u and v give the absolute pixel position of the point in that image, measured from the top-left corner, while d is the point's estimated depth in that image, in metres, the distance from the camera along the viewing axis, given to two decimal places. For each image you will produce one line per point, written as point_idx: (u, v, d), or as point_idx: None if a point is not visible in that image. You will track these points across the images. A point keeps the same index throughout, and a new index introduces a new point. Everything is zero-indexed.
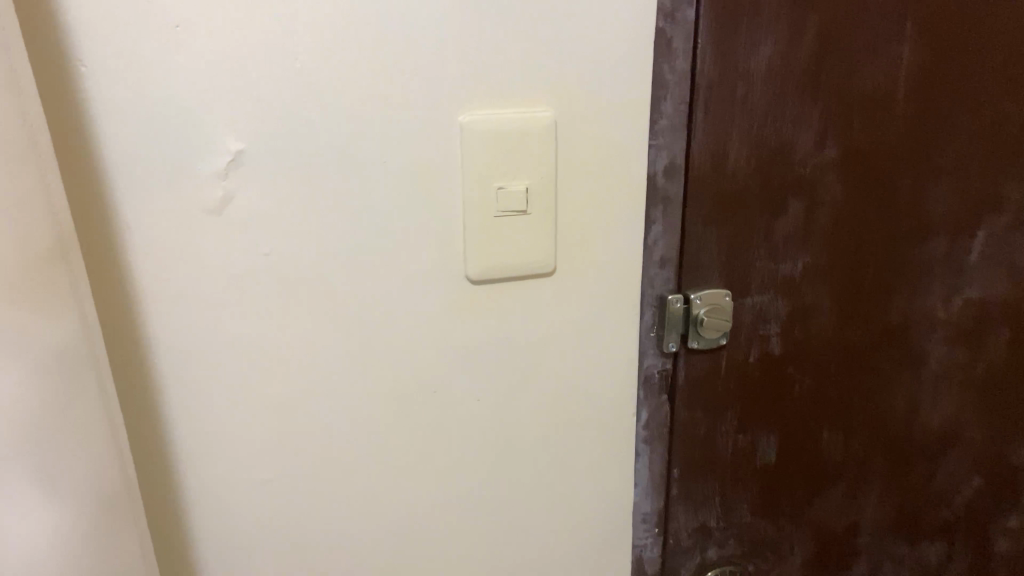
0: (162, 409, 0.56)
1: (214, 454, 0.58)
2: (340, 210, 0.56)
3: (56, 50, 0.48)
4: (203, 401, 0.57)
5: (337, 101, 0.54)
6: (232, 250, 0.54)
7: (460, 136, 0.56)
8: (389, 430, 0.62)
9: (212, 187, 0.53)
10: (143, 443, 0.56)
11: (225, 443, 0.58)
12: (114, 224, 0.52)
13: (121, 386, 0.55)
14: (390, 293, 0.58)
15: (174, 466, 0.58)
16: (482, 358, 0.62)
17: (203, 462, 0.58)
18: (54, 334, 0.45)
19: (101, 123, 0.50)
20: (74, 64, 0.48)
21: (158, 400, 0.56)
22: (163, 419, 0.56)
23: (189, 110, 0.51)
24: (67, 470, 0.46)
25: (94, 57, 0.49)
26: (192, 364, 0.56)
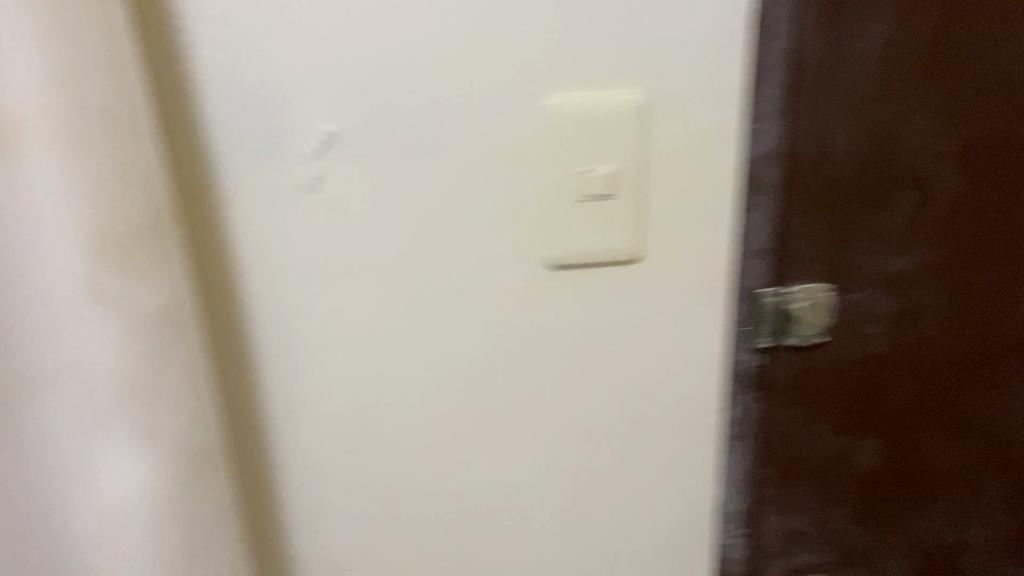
0: (255, 376, 0.59)
1: (300, 422, 0.61)
2: (426, 192, 0.56)
3: (165, 33, 0.51)
4: (292, 371, 0.60)
5: (426, 84, 0.54)
6: (323, 228, 0.56)
7: (546, 120, 0.56)
8: (469, 409, 0.62)
9: (305, 166, 0.55)
10: (237, 407, 0.60)
11: (312, 413, 0.61)
12: (216, 199, 0.55)
13: (218, 352, 0.58)
14: (472, 275, 0.59)
15: (264, 430, 0.61)
16: (563, 343, 0.62)
17: (290, 428, 0.61)
18: (142, 298, 0.49)
19: (204, 103, 0.53)
20: (182, 47, 0.51)
21: (252, 367, 0.59)
22: (256, 385, 0.60)
23: (284, 91, 0.53)
24: (155, 422, 0.51)
25: (200, 40, 0.51)
26: (282, 335, 0.59)
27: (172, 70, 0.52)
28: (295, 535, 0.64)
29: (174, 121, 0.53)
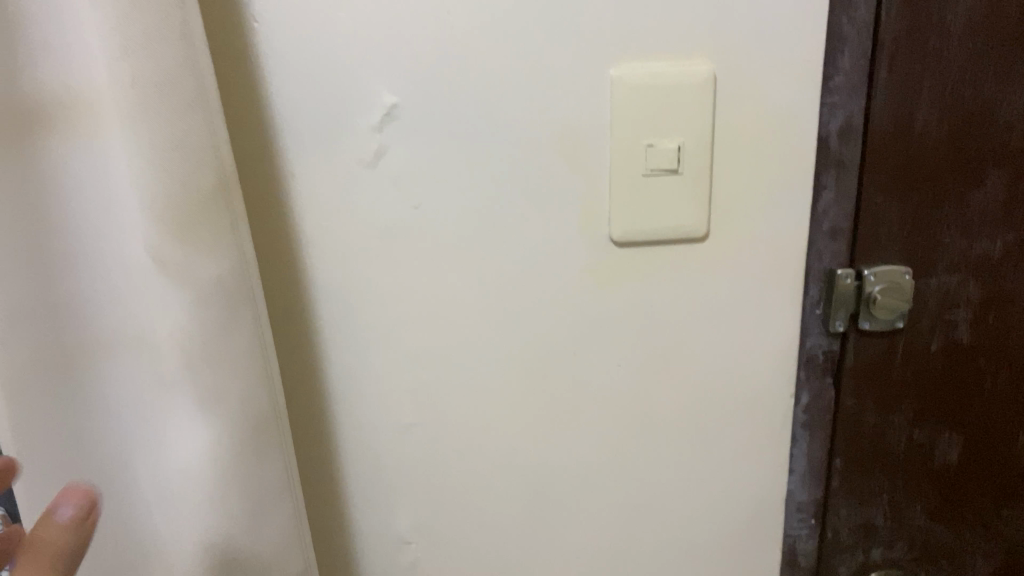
0: (318, 349, 0.60)
1: (361, 396, 0.61)
2: (487, 166, 0.56)
3: (233, 7, 0.52)
4: (354, 345, 0.60)
5: (489, 56, 0.53)
6: (384, 202, 0.56)
7: (610, 92, 0.54)
8: (529, 388, 0.62)
9: (367, 139, 0.55)
10: (301, 378, 0.61)
11: (372, 387, 0.61)
12: (280, 172, 0.56)
13: (281, 324, 0.59)
14: (532, 252, 0.58)
15: (327, 402, 0.62)
16: (626, 324, 0.60)
17: (351, 401, 0.62)
18: (208, 267, 0.50)
19: (268, 77, 0.53)
20: (248, 20, 0.52)
21: (315, 340, 0.60)
22: (319, 358, 0.60)
23: (347, 64, 0.53)
24: (216, 392, 0.52)
25: (266, 13, 0.52)
26: (343, 309, 0.59)
27: (238, 44, 0.53)
28: (356, 508, 0.65)
29: (239, 95, 0.54)
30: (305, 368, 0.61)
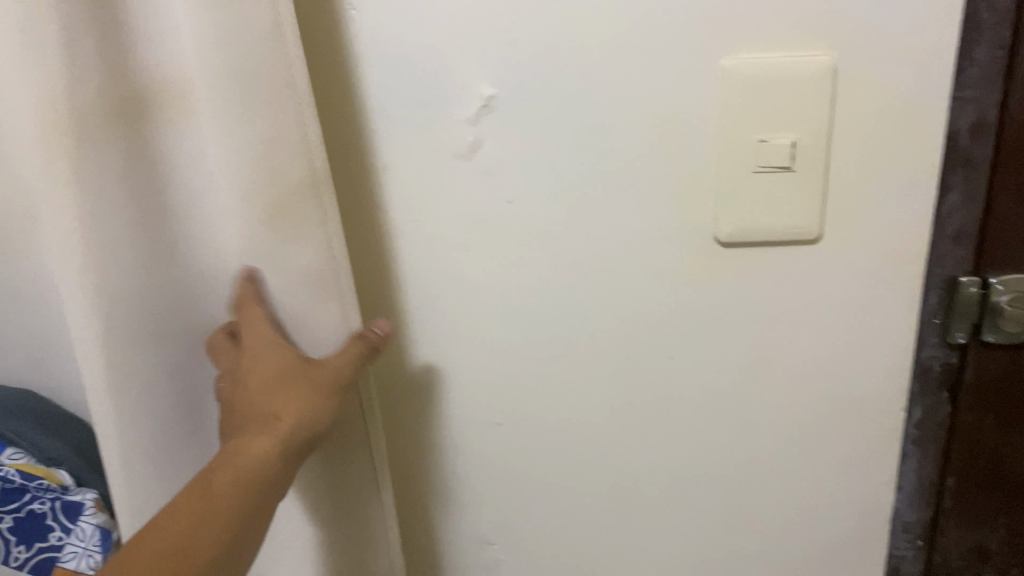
0: (406, 343, 0.59)
1: (448, 393, 0.60)
2: (584, 160, 0.53)
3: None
4: (442, 340, 0.58)
5: (593, 44, 0.51)
6: (477, 195, 0.54)
7: (719, 83, 0.51)
8: (621, 392, 0.59)
9: (461, 131, 0.53)
10: (388, 372, 0.60)
11: (459, 383, 0.60)
12: (372, 163, 0.54)
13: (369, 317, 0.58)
14: (629, 250, 0.55)
15: (412, 398, 0.60)
16: (726, 328, 0.57)
17: (436, 397, 0.60)
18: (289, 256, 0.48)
19: (362, 64, 0.52)
20: (345, 7, 0.51)
21: (403, 334, 0.59)
22: (407, 353, 0.59)
23: (443, 52, 0.51)
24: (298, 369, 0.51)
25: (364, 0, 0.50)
26: (431, 304, 0.58)
27: (334, 32, 0.51)
28: (439, 503, 0.64)
29: (332, 82, 0.52)
30: (392, 363, 0.60)
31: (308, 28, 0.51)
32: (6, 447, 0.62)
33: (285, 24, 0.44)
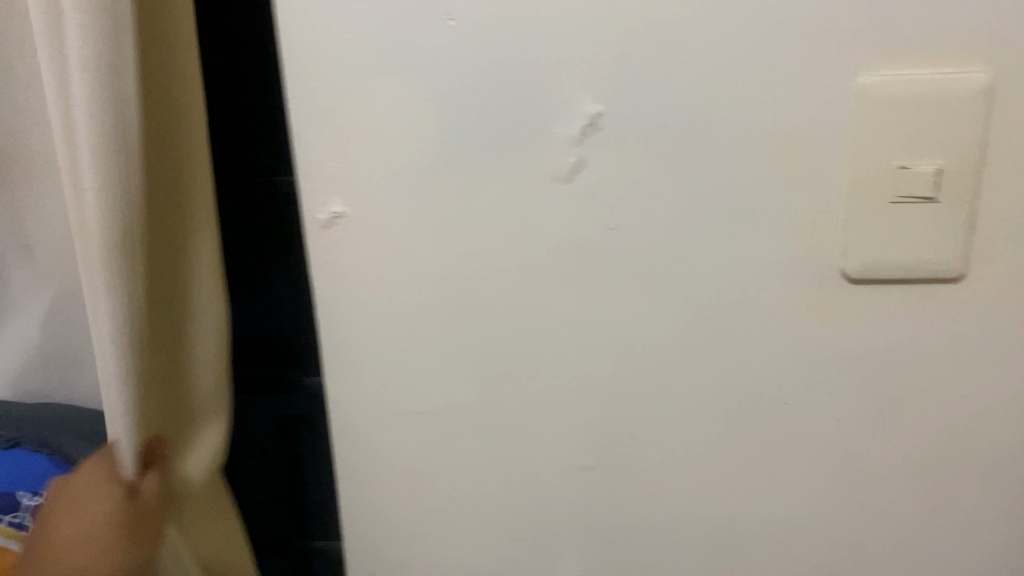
0: (492, 380, 0.55)
1: (534, 435, 0.56)
2: (698, 185, 0.48)
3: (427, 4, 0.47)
4: (528, 374, 0.54)
5: (712, 59, 0.46)
6: (577, 221, 0.50)
7: (855, 103, 0.46)
8: (724, 438, 0.54)
9: (563, 152, 0.48)
10: (471, 410, 0.56)
11: (543, 422, 0.55)
12: (464, 185, 0.50)
13: (452, 351, 0.54)
14: (742, 284, 0.50)
15: (496, 439, 0.56)
16: (846, 373, 0.52)
17: (519, 439, 0.56)
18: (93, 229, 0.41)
19: (451, 79, 0.48)
20: (443, 18, 0.47)
21: (489, 370, 0.54)
22: (492, 390, 0.55)
23: (544, 65, 0.47)
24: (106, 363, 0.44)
25: (463, 10, 0.46)
26: (520, 338, 0.53)
27: (428, 45, 0.47)
28: (518, 554, 0.59)
29: (425, 100, 0.49)
30: (476, 400, 0.55)
31: (393, 38, 0.47)
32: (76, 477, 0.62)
33: (121, 65, 0.40)
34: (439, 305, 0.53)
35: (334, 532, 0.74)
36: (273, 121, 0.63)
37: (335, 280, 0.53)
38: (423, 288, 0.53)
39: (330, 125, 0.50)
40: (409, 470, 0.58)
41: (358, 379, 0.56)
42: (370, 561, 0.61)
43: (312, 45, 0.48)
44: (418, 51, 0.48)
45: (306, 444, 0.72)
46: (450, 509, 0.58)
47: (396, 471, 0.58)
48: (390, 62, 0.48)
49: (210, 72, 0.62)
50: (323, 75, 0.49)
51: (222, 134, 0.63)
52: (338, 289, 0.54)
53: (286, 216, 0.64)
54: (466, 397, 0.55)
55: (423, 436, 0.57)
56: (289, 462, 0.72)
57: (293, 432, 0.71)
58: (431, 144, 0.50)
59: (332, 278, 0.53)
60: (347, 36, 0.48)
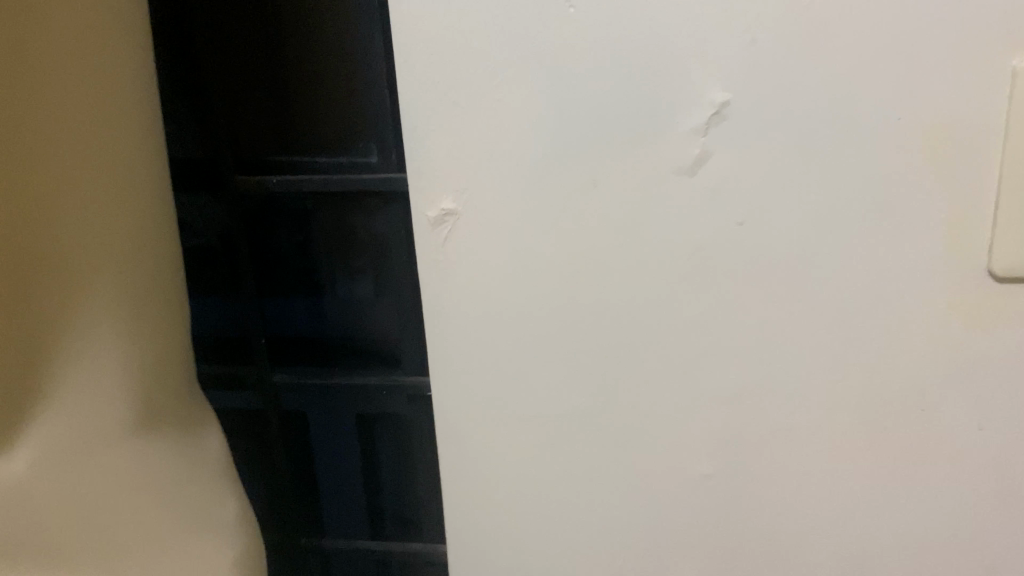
0: (606, 381, 0.53)
1: (649, 439, 0.54)
2: (830, 178, 0.46)
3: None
4: (646, 377, 0.52)
5: (850, 45, 0.43)
6: (701, 217, 0.48)
7: (1010, 89, 0.43)
8: (853, 446, 0.51)
9: (687, 143, 0.46)
10: (583, 413, 0.54)
11: (658, 424, 0.53)
12: (580, 180, 0.48)
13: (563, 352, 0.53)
14: (876, 283, 0.47)
15: (608, 443, 0.54)
16: (989, 379, 0.48)
17: (633, 443, 0.54)
18: None
19: (570, 71, 0.46)
20: (563, 7, 0.45)
21: (603, 372, 0.53)
22: (606, 392, 0.53)
23: (670, 55, 0.45)
24: None
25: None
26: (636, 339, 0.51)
27: (546, 36, 0.46)
28: (629, 561, 0.57)
29: (541, 93, 0.47)
30: (588, 403, 0.54)
31: (510, 29, 0.46)
32: None
33: None
34: (555, 304, 0.51)
35: (430, 524, 0.74)
36: (380, 121, 0.60)
37: (449, 278, 0.52)
38: (535, 288, 0.51)
39: (443, 121, 0.49)
40: (518, 472, 0.56)
41: (469, 379, 0.55)
42: (478, 564, 0.60)
43: (425, 39, 0.47)
44: (537, 42, 0.46)
45: (402, 442, 0.71)
46: (558, 514, 0.57)
47: (504, 473, 0.57)
48: (505, 55, 0.47)
49: (310, 68, 0.60)
50: (437, 70, 0.48)
51: (328, 134, 0.61)
52: (449, 288, 0.53)
53: (391, 216, 0.63)
54: (578, 400, 0.54)
55: (534, 440, 0.55)
56: (386, 455, 0.73)
57: (388, 430, 0.71)
58: (548, 139, 0.48)
59: (446, 276, 0.52)
60: (466, 29, 0.46)
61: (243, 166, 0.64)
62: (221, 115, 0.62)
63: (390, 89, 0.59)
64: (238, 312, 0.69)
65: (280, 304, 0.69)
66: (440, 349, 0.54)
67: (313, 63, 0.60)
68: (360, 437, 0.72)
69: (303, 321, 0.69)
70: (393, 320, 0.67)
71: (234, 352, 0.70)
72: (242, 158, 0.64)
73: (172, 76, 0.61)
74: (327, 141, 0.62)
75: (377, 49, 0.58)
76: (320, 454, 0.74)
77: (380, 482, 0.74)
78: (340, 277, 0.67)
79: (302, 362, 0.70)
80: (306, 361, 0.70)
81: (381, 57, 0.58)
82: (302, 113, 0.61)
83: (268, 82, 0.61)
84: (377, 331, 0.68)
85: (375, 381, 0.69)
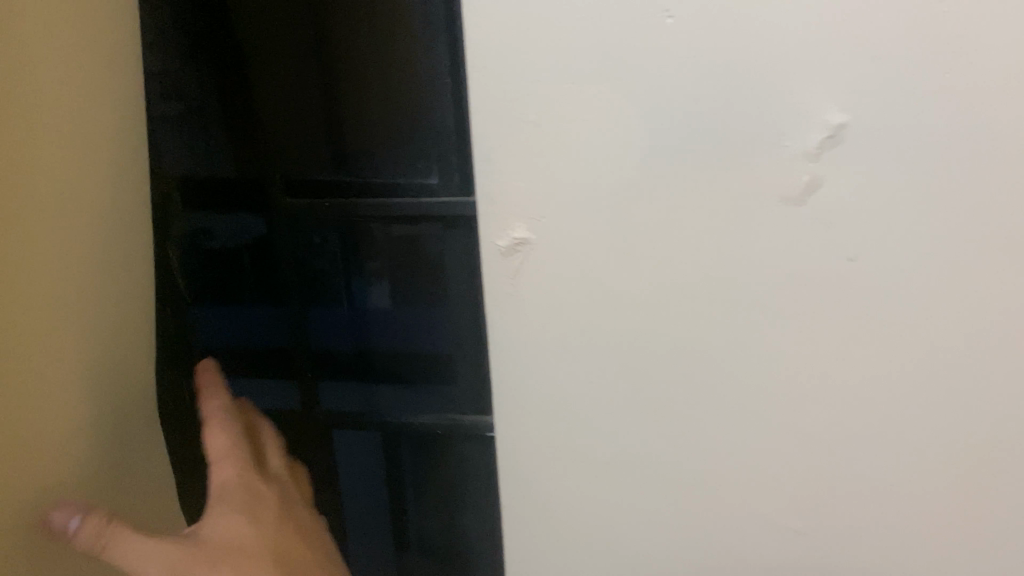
0: (688, 426, 0.48)
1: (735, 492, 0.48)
2: (958, 209, 0.41)
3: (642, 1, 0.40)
4: (733, 428, 0.47)
5: (989, 62, 0.38)
6: (807, 249, 0.43)
7: None
8: (970, 511, 0.45)
9: (797, 168, 0.41)
10: (662, 460, 0.49)
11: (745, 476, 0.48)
12: (673, 207, 0.44)
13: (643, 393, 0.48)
14: (1006, 331, 0.42)
15: (689, 494, 0.49)
16: None
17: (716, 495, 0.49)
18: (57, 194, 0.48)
19: (662, 87, 0.41)
20: (661, 16, 0.40)
21: (686, 415, 0.47)
22: (688, 438, 0.48)
23: (777, 70, 0.40)
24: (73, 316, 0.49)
25: (685, 7, 0.40)
26: (724, 382, 0.46)
27: (641, 47, 0.41)
28: None
29: (633, 110, 0.42)
30: (669, 450, 0.48)
31: (598, 38, 0.41)
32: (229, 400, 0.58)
33: None
34: (638, 344, 0.47)
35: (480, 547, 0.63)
36: (442, 127, 0.50)
37: (518, 312, 0.48)
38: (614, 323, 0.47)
39: (520, 141, 0.44)
40: (586, 521, 0.51)
41: (534, 421, 0.50)
42: None
43: (503, 50, 0.43)
44: (628, 54, 0.41)
45: (445, 459, 0.61)
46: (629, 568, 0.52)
47: (571, 522, 0.52)
48: (594, 68, 0.42)
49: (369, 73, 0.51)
50: (516, 84, 0.43)
51: (376, 143, 0.52)
52: (518, 323, 0.48)
53: (463, 234, 0.53)
54: (657, 447, 0.49)
55: (605, 487, 0.50)
56: (410, 469, 0.62)
57: (422, 449, 0.61)
58: (638, 162, 0.43)
59: (515, 310, 0.48)
60: (548, 37, 0.42)
61: (258, 187, 0.54)
62: (264, 123, 0.52)
63: (462, 86, 0.49)
64: (275, 352, 0.59)
65: (305, 333, 0.58)
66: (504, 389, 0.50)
67: (340, 65, 0.51)
68: (367, 446, 0.62)
69: (337, 346, 0.59)
70: (448, 345, 0.57)
71: (261, 396, 0.60)
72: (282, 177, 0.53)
73: (157, 90, 0.50)
74: (359, 151, 0.52)
75: (440, 45, 0.49)
76: (353, 483, 0.63)
77: (405, 496, 0.64)
78: (370, 289, 0.57)
79: (337, 388, 0.60)
80: (348, 389, 0.60)
81: (446, 50, 0.49)
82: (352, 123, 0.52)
83: (317, 87, 0.52)
84: (422, 355, 0.58)
85: (424, 406, 0.59)
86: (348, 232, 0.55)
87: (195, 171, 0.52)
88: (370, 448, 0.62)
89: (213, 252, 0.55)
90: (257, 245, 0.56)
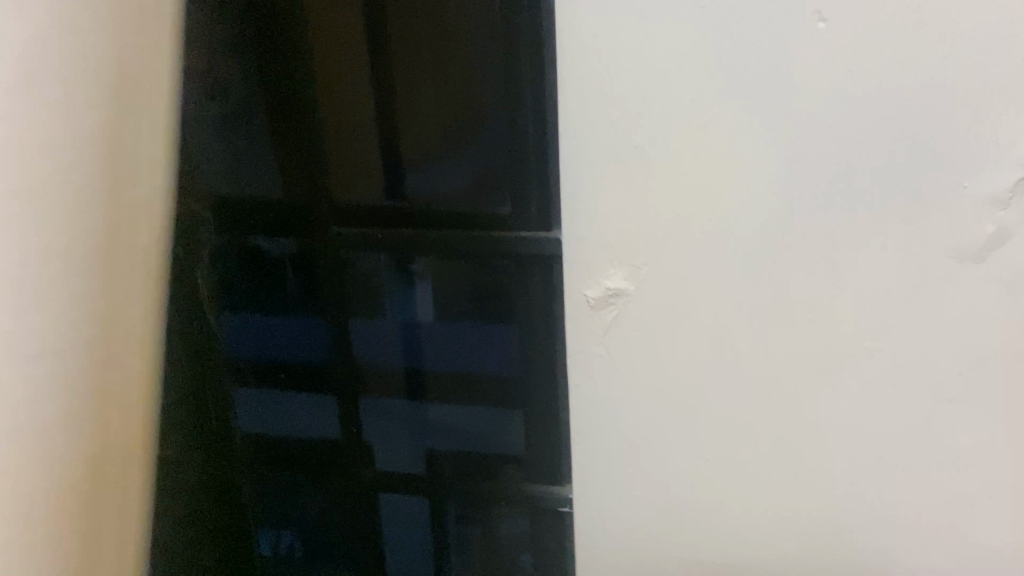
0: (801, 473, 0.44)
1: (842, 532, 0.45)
2: None
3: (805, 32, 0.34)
4: (860, 485, 0.43)
5: None
6: (974, 308, 0.38)
7: None
8: None
9: (970, 222, 0.36)
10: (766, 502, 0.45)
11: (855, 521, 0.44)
12: (814, 260, 0.38)
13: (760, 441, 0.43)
14: None
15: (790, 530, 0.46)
16: None
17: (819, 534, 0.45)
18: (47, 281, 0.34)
19: (818, 128, 0.36)
20: (822, 49, 0.34)
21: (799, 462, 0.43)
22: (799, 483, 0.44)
23: (935, 100, 0.35)
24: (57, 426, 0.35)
25: (853, 39, 0.34)
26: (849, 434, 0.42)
27: (795, 84, 0.35)
28: None
29: (774, 153, 0.37)
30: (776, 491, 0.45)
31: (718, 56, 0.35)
32: (255, 424, 0.46)
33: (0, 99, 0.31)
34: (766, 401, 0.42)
35: None
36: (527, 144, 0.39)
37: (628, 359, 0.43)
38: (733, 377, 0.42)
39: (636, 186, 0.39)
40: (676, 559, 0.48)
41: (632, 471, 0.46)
42: None
43: (629, 86, 0.37)
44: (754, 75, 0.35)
45: (497, 517, 0.48)
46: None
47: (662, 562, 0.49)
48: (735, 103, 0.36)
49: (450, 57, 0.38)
50: (641, 124, 0.37)
51: (449, 146, 0.40)
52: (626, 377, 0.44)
53: (541, 276, 0.41)
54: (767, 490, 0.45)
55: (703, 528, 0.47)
56: (454, 521, 0.48)
57: (469, 492, 0.47)
58: (766, 204, 0.38)
59: (627, 363, 0.43)
60: (660, 51, 0.36)
61: (293, 212, 0.42)
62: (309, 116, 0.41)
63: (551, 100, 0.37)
64: (308, 372, 0.46)
65: (349, 371, 0.46)
66: (595, 436, 0.46)
67: (391, 66, 0.39)
68: (406, 500, 0.48)
69: (388, 393, 0.46)
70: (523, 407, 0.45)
71: (292, 427, 0.47)
72: (335, 191, 0.42)
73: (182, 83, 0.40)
74: (412, 175, 0.41)
75: (531, 44, 0.36)
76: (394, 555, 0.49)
77: (447, 553, 0.49)
78: (423, 296, 0.44)
79: (379, 433, 0.47)
80: (382, 438, 0.47)
81: (534, 51, 0.36)
82: (420, 116, 0.40)
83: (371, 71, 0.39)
84: (489, 404, 0.45)
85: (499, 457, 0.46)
86: (404, 256, 0.43)
87: (221, 186, 0.42)
88: (413, 499, 0.48)
89: (242, 275, 0.44)
90: (297, 279, 0.44)
